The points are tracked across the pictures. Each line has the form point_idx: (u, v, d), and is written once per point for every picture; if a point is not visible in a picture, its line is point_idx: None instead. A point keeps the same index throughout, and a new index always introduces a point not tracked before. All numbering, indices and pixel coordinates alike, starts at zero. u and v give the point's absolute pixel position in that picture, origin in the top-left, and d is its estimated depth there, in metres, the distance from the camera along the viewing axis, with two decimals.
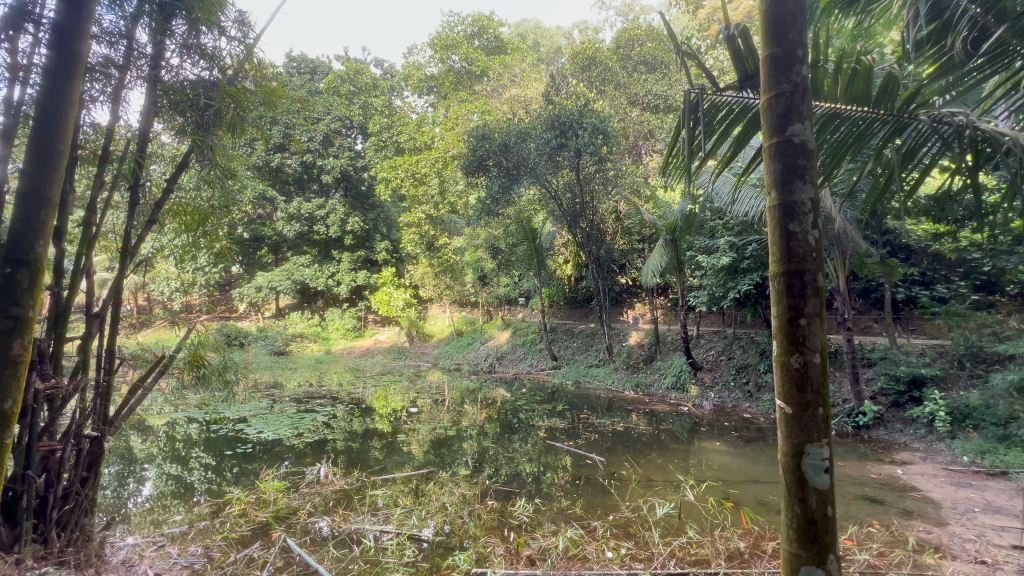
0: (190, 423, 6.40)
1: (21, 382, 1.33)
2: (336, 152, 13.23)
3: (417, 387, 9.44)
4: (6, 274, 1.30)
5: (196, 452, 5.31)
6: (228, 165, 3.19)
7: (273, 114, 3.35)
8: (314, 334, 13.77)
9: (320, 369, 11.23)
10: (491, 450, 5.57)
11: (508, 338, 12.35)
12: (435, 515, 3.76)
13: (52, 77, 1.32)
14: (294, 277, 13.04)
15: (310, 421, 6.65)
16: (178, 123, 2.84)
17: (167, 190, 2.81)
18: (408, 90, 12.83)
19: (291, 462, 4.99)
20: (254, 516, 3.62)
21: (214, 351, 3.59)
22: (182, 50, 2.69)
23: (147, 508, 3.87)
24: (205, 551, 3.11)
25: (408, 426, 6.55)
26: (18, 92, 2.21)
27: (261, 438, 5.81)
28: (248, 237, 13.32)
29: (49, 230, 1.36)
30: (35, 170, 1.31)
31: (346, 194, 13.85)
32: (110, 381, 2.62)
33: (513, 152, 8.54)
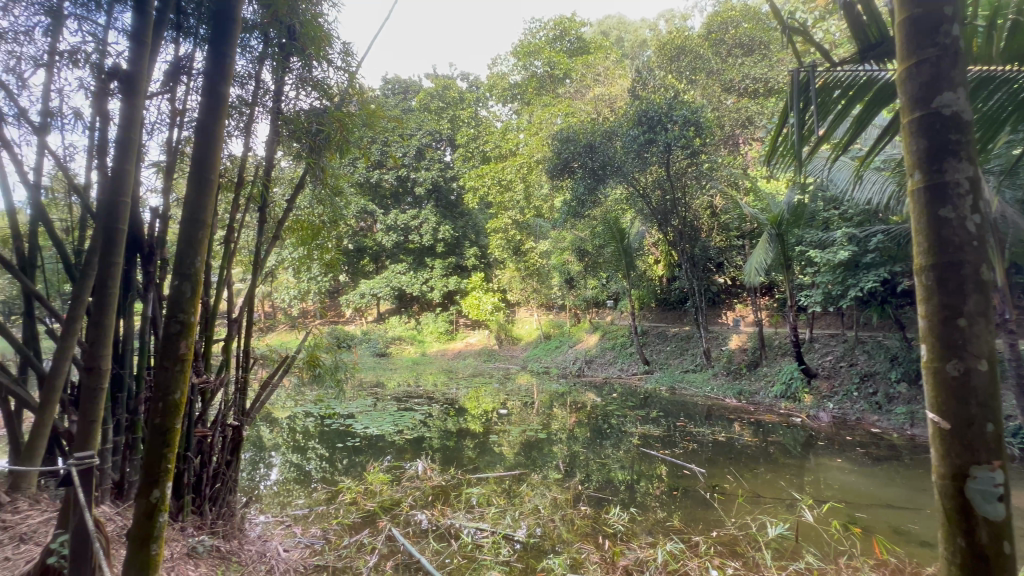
0: (308, 417, 7.14)
1: (187, 375, 1.54)
2: (428, 165, 14.03)
3: (507, 389, 9.62)
4: (175, 286, 1.52)
5: (313, 443, 5.90)
6: (336, 184, 3.52)
7: (375, 135, 3.65)
8: (411, 337, 14.67)
9: (417, 370, 11.92)
10: (582, 455, 5.50)
11: (597, 341, 12.14)
12: (528, 517, 3.80)
13: (203, 116, 1.54)
14: (392, 283, 14.01)
15: (409, 419, 7.08)
16: (296, 149, 3.19)
17: (288, 209, 3.18)
18: (493, 100, 13.17)
19: (393, 457, 5.35)
20: (363, 505, 3.94)
21: (328, 353, 3.97)
22: (298, 83, 3.03)
23: (273, 491, 4.35)
24: (324, 533, 3.44)
25: (499, 427, 6.70)
26: (174, 135, 2.65)
27: (367, 433, 6.30)
28: (352, 248, 14.56)
29: (204, 248, 1.57)
30: (194, 196, 1.53)
31: (437, 204, 14.58)
32: (246, 378, 2.99)
33: (599, 151, 8.38)
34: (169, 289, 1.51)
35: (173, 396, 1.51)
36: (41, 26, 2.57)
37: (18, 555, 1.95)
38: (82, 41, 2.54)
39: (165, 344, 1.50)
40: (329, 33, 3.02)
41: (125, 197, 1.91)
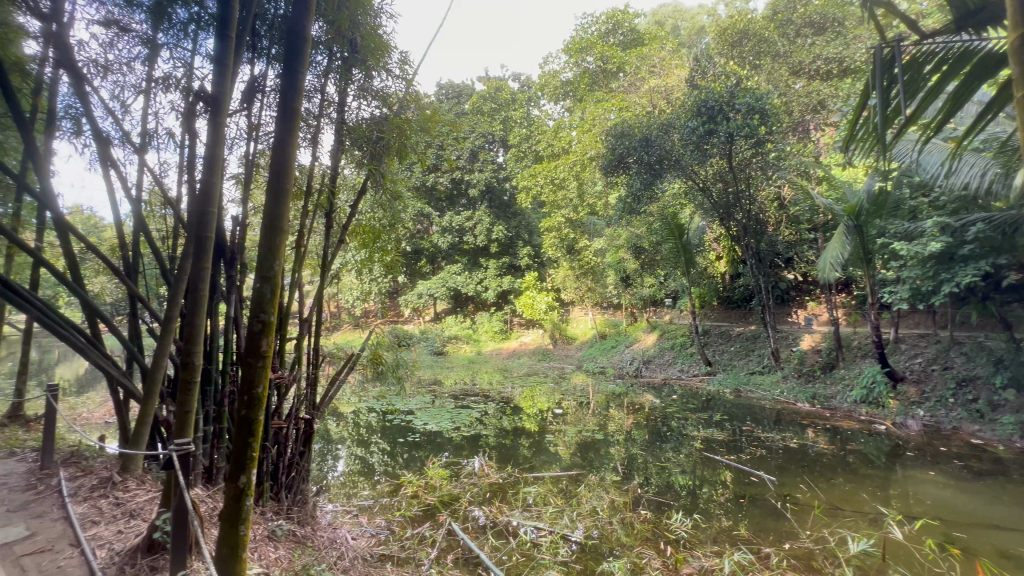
0: (371, 413, 7.48)
1: (268, 371, 1.66)
2: (481, 167, 14.23)
3: (562, 389, 9.57)
4: (257, 287, 1.64)
5: (376, 438, 6.17)
6: (395, 189, 3.65)
7: (431, 139, 3.76)
8: (467, 336, 14.95)
9: (472, 368, 12.12)
10: (641, 458, 5.35)
11: (654, 341, 11.79)
12: (586, 518, 3.76)
13: (280, 128, 1.65)
14: (448, 284, 14.37)
15: (466, 417, 7.22)
16: (358, 157, 3.35)
17: (351, 214, 3.34)
18: (545, 98, 13.13)
19: (451, 453, 5.49)
20: (424, 499, 4.06)
21: (389, 351, 4.13)
22: (359, 94, 3.18)
23: (340, 482, 4.59)
24: (387, 524, 3.59)
25: (554, 427, 6.68)
26: (250, 148, 2.86)
27: (426, 430, 6.50)
28: (410, 249, 15.06)
29: (281, 253, 1.68)
30: (273, 204, 1.64)
31: (491, 205, 14.73)
32: (316, 374, 3.18)
33: (655, 145, 8.12)
34: (252, 291, 1.63)
35: (256, 389, 1.63)
36: (140, 57, 2.87)
37: (129, 529, 2.19)
38: (173, 67, 2.81)
39: (249, 342, 1.62)
40: (387, 43, 3.14)
41: (213, 207, 2.10)
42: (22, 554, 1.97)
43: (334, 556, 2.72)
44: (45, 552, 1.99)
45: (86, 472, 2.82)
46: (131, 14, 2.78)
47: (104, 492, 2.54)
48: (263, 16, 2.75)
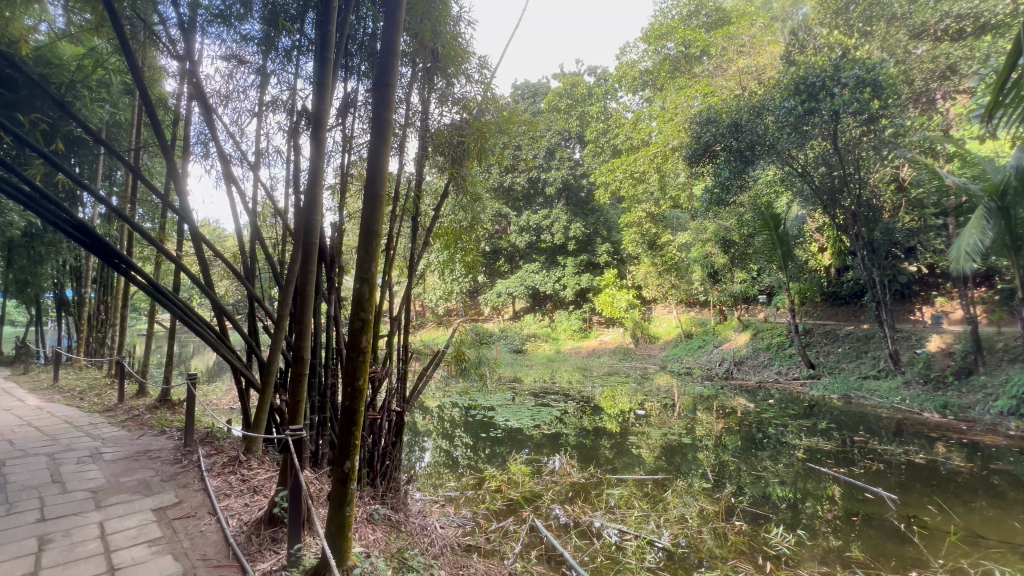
0: (455, 407, 7.77)
1: (367, 365, 1.77)
2: (558, 165, 14.23)
3: (645, 390, 9.25)
4: (357, 288, 1.75)
5: (460, 432, 6.40)
6: (475, 191, 3.75)
7: (509, 140, 3.81)
8: (545, 334, 14.98)
9: (552, 367, 12.09)
10: (733, 466, 5.01)
11: (747, 340, 10.97)
12: (673, 525, 3.61)
13: (374, 139, 1.75)
14: (526, 282, 14.53)
15: (546, 415, 7.24)
16: (440, 162, 3.49)
17: (435, 217, 3.49)
18: (622, 90, 12.71)
19: (532, 450, 5.54)
20: (507, 493, 4.14)
21: (472, 348, 4.27)
22: (439, 101, 3.31)
23: (427, 473, 4.83)
24: (473, 516, 3.71)
25: (637, 428, 6.47)
26: (345, 159, 3.11)
27: (508, 426, 6.62)
28: (489, 249, 15.43)
29: (377, 256, 1.78)
30: (369, 211, 1.75)
31: (568, 202, 14.57)
32: (405, 369, 3.37)
33: (746, 130, 7.56)
34: (353, 291, 1.75)
35: (358, 381, 1.75)
36: (253, 84, 3.24)
37: (253, 503, 2.48)
38: (280, 91, 3.12)
39: (351, 339, 1.75)
40: (466, 49, 3.22)
41: (318, 216, 2.32)
42: (173, 518, 2.31)
43: (424, 542, 2.86)
44: (191, 517, 2.31)
45: (218, 450, 3.23)
46: (246, 47, 3.15)
47: (233, 469, 2.90)
48: (355, 36, 2.97)
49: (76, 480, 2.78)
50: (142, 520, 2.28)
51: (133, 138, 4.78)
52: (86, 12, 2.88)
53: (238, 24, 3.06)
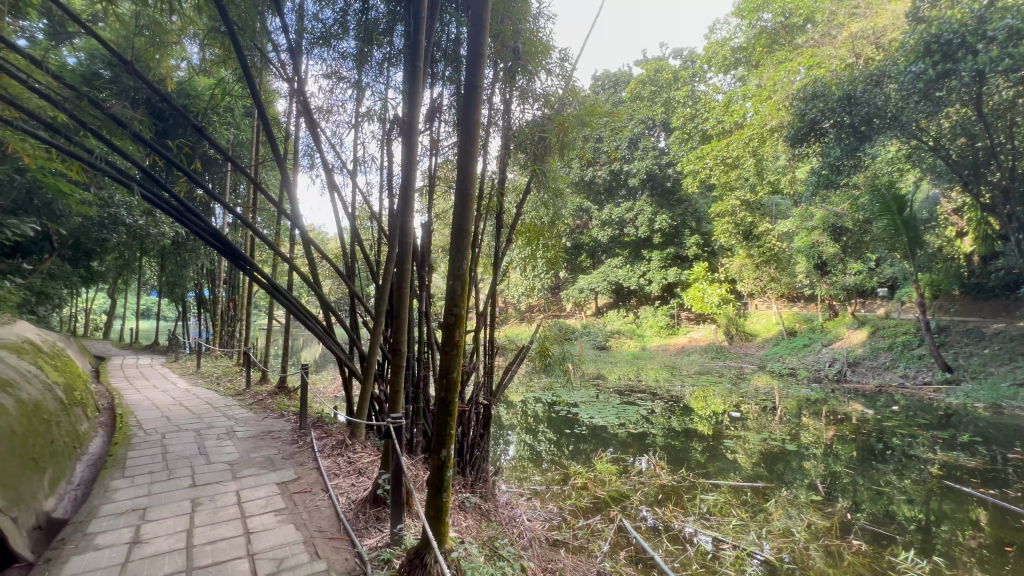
0: (538, 403, 7.83)
1: (461, 358, 1.80)
2: (642, 155, 13.54)
3: (741, 391, 8.63)
4: (452, 285, 1.78)
5: (544, 427, 6.43)
6: (556, 186, 3.73)
7: (591, 133, 3.74)
8: (630, 331, 14.55)
9: (638, 364, 11.70)
10: (847, 478, 4.50)
11: (863, 339, 9.78)
12: (777, 538, 3.33)
13: (463, 137, 1.76)
14: (609, 277, 14.21)
15: (632, 413, 7.04)
16: (522, 159, 3.50)
17: (518, 214, 3.52)
18: (712, 71, 11.88)
19: (616, 449, 5.42)
20: (593, 491, 4.08)
21: (556, 343, 4.27)
22: (520, 100, 3.34)
23: (512, 466, 4.91)
24: (559, 512, 3.71)
25: (733, 432, 6.06)
26: (432, 162, 3.26)
27: (592, 423, 6.53)
28: (570, 245, 15.31)
29: (468, 255, 1.78)
30: (460, 207, 1.76)
31: (653, 193, 13.94)
32: (492, 362, 3.43)
33: (862, 103, 6.73)
34: (446, 288, 1.77)
35: (452, 373, 1.78)
36: (350, 97, 3.50)
37: (359, 483, 2.69)
38: (373, 101, 3.32)
39: (446, 332, 1.78)
40: (546, 44, 3.22)
41: (412, 217, 2.43)
42: (293, 492, 2.58)
43: (514, 531, 2.93)
44: (307, 493, 2.57)
45: (327, 434, 3.56)
46: (343, 64, 3.40)
47: (340, 451, 3.18)
48: (440, 43, 3.09)
49: (216, 453, 3.22)
50: (269, 491, 2.58)
51: (253, 154, 5.40)
52: (215, 47, 3.27)
53: (336, 43, 3.31)
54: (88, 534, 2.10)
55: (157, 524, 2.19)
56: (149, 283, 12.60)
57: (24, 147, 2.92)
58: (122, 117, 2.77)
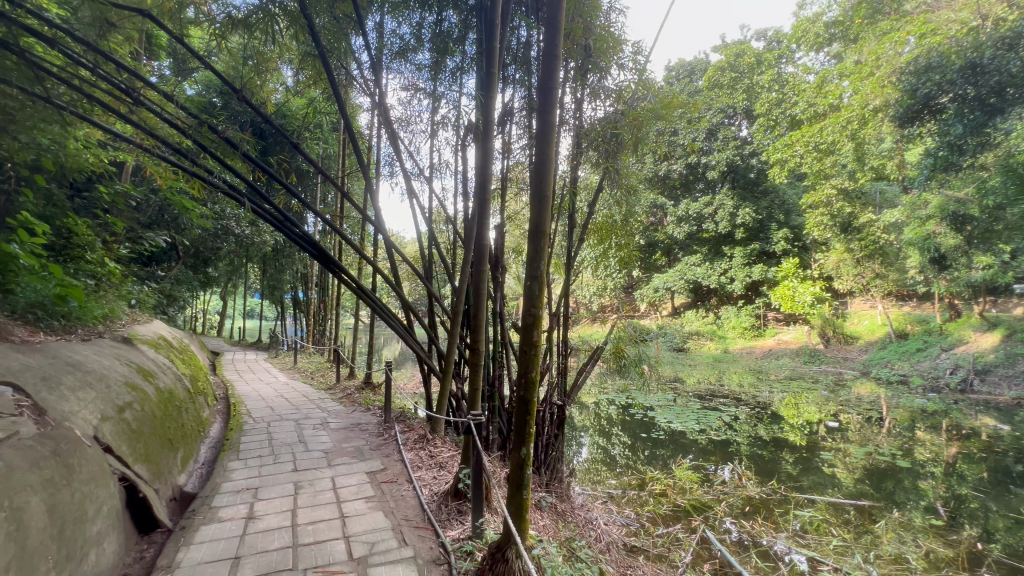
0: (612, 405, 7.66)
1: (539, 358, 1.79)
2: (722, 145, 12.74)
3: (839, 398, 7.86)
4: (529, 286, 1.79)
5: (618, 430, 6.29)
6: (630, 183, 3.62)
7: (666, 125, 3.59)
8: (710, 332, 13.79)
9: (719, 368, 11.06)
10: (976, 503, 3.95)
11: (994, 343, 8.51)
12: (888, 564, 3.00)
13: (539, 138, 1.75)
14: (687, 276, 13.55)
15: (714, 419, 6.67)
16: (594, 158, 3.44)
17: (590, 213, 3.47)
18: (801, 50, 10.92)
19: (696, 456, 5.18)
20: (673, 499, 3.92)
21: (632, 344, 4.15)
22: (591, 97, 3.30)
23: (586, 468, 4.85)
24: (637, 517, 3.60)
25: (831, 443, 5.54)
26: (504, 165, 3.31)
27: (670, 428, 6.28)
28: (644, 242, 14.83)
29: (545, 256, 1.77)
30: (536, 208, 1.75)
31: (734, 185, 13.13)
32: (566, 362, 3.42)
33: (990, 71, 5.94)
34: (524, 288, 1.78)
35: (530, 373, 1.78)
36: (426, 107, 3.66)
37: (441, 476, 2.81)
38: (448, 108, 3.44)
39: (523, 332, 1.79)
40: (619, 38, 3.14)
41: (487, 218, 2.48)
42: (381, 481, 2.76)
43: (591, 534, 2.89)
44: (394, 483, 2.73)
45: (410, 428, 3.75)
46: (420, 75, 3.56)
47: (422, 445, 3.33)
48: (510, 48, 3.13)
49: (313, 442, 3.52)
50: (360, 479, 2.78)
51: (341, 165, 5.83)
52: (307, 70, 3.57)
53: (413, 56, 3.48)
54: (212, 507, 2.38)
55: (267, 503, 2.43)
56: (253, 286, 14.03)
57: (157, 169, 3.37)
58: (234, 139, 3.12)
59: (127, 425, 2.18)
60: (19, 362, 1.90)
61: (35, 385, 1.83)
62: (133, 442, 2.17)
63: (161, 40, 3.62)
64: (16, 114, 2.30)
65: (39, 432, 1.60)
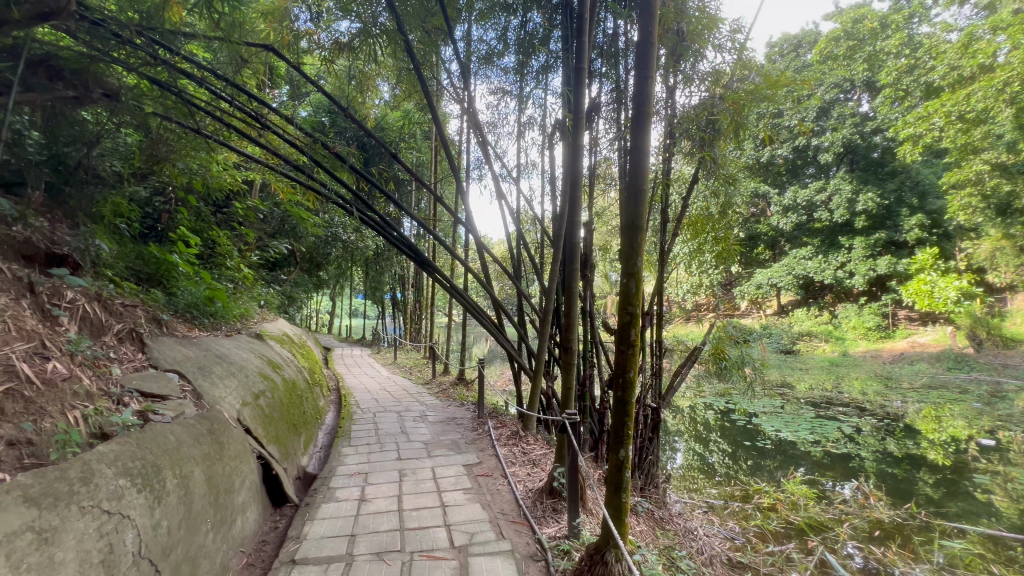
0: (709, 409, 7.19)
1: (637, 358, 1.73)
2: (838, 123, 11.35)
3: (997, 413, 6.63)
4: (624, 282, 1.73)
5: (716, 436, 5.88)
6: (730, 173, 3.33)
7: (772, 107, 3.27)
8: (824, 332, 12.38)
9: (837, 373, 9.87)
10: None
11: None
12: None
13: (634, 130, 1.69)
14: (795, 271, 12.30)
15: (831, 430, 5.98)
16: (688, 148, 3.23)
17: (684, 206, 3.27)
18: (940, 6, 9.40)
19: (810, 470, 4.68)
20: (785, 515, 3.58)
21: (733, 346, 3.85)
22: (685, 84, 3.11)
23: (681, 474, 4.61)
24: (742, 531, 3.33)
25: (986, 466, 4.70)
26: (592, 161, 3.27)
27: (778, 437, 5.75)
28: (745, 235, 13.72)
29: (641, 252, 1.71)
30: (632, 203, 1.69)
31: (853, 167, 11.66)
32: (660, 364, 3.27)
33: None
34: (619, 286, 1.73)
35: (628, 373, 1.73)
36: (513, 109, 3.72)
37: (534, 473, 2.84)
38: (534, 108, 3.47)
39: (619, 331, 1.74)
40: (715, 18, 2.93)
41: (579, 214, 2.46)
42: (477, 474, 2.86)
43: (692, 545, 2.73)
44: (489, 477, 2.81)
45: (502, 424, 3.84)
46: (507, 79, 3.64)
47: (515, 441, 3.40)
48: (597, 41, 3.08)
49: (414, 433, 3.75)
50: (458, 471, 2.90)
51: (434, 171, 6.13)
52: (402, 83, 3.78)
53: (499, 60, 3.56)
54: (330, 487, 2.63)
55: (376, 487, 2.64)
56: (357, 287, 15.27)
57: (280, 185, 3.80)
58: (343, 153, 3.42)
59: (261, 410, 2.49)
60: (182, 354, 2.26)
61: (193, 373, 2.16)
62: (266, 425, 2.47)
63: (280, 70, 4.07)
64: (174, 144, 2.70)
65: (198, 413, 1.88)
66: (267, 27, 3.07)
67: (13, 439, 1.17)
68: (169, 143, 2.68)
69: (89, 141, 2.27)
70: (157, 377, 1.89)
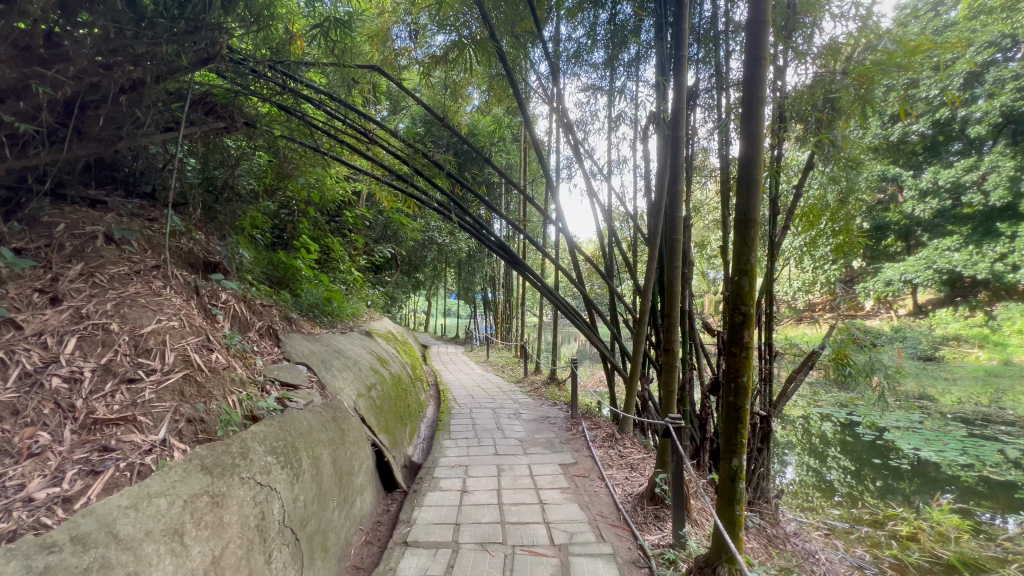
0: (826, 421, 6.46)
1: (751, 362, 1.61)
2: (995, 88, 9.53)
3: None
4: (735, 280, 1.61)
5: (835, 451, 5.25)
6: (853, 156, 2.95)
7: (907, 79, 2.85)
8: (978, 336, 10.51)
9: (996, 385, 8.31)
10: None
11: None
12: None
13: (746, 117, 1.56)
14: (936, 264, 10.58)
15: (989, 452, 5.07)
16: (801, 131, 2.91)
17: (796, 195, 2.96)
18: None
19: (961, 498, 4.01)
20: (929, 547, 3.10)
21: (860, 351, 3.42)
22: (797, 60, 2.82)
23: (793, 490, 4.18)
24: (874, 560, 2.94)
25: None
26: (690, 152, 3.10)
27: (917, 456, 4.99)
28: (869, 226, 12.11)
29: (755, 247, 1.58)
30: (744, 197, 1.58)
31: (1017, 140, 9.73)
32: (771, 368, 3.00)
33: None
34: (729, 285, 1.61)
35: (741, 378, 1.61)
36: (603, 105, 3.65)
37: (632, 478, 2.76)
38: (626, 102, 3.37)
39: (730, 333, 1.63)
40: None
41: (678, 208, 2.34)
42: (574, 474, 2.85)
43: (813, 568, 2.48)
44: (585, 478, 2.79)
45: (596, 425, 3.79)
46: (597, 75, 3.59)
47: (611, 444, 3.33)
48: (695, 26, 2.92)
49: (508, 430, 3.83)
50: (554, 470, 2.92)
51: (524, 171, 6.21)
52: (492, 90, 3.88)
53: (588, 56, 3.51)
54: (434, 477, 2.78)
55: (476, 480, 2.75)
56: (450, 288, 15.99)
57: (385, 193, 4.10)
58: (441, 161, 3.60)
59: (373, 401, 2.71)
60: (309, 348, 2.53)
61: (318, 365, 2.42)
62: (377, 415, 2.69)
63: (383, 88, 4.40)
64: (298, 162, 3.04)
65: (324, 402, 2.10)
66: (372, 49, 3.33)
67: (190, 417, 1.41)
68: (293, 161, 3.02)
69: (232, 163, 2.64)
70: (290, 368, 2.15)
